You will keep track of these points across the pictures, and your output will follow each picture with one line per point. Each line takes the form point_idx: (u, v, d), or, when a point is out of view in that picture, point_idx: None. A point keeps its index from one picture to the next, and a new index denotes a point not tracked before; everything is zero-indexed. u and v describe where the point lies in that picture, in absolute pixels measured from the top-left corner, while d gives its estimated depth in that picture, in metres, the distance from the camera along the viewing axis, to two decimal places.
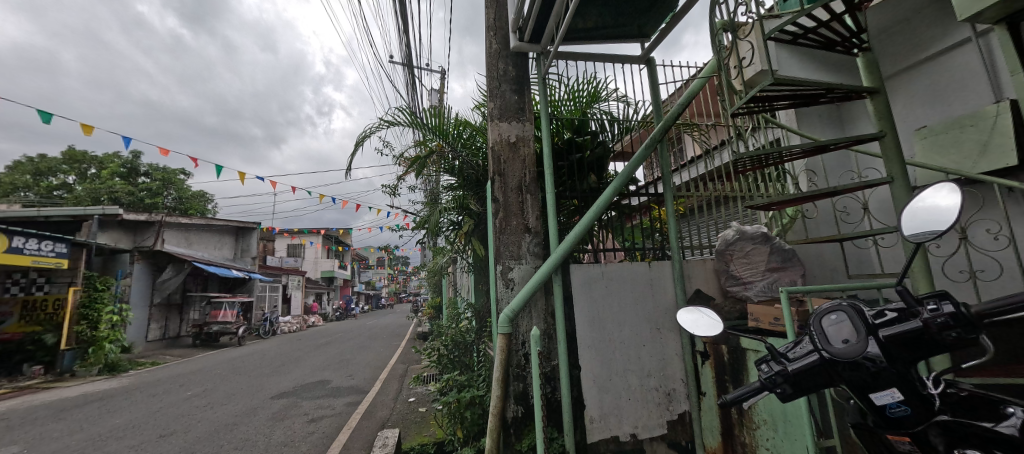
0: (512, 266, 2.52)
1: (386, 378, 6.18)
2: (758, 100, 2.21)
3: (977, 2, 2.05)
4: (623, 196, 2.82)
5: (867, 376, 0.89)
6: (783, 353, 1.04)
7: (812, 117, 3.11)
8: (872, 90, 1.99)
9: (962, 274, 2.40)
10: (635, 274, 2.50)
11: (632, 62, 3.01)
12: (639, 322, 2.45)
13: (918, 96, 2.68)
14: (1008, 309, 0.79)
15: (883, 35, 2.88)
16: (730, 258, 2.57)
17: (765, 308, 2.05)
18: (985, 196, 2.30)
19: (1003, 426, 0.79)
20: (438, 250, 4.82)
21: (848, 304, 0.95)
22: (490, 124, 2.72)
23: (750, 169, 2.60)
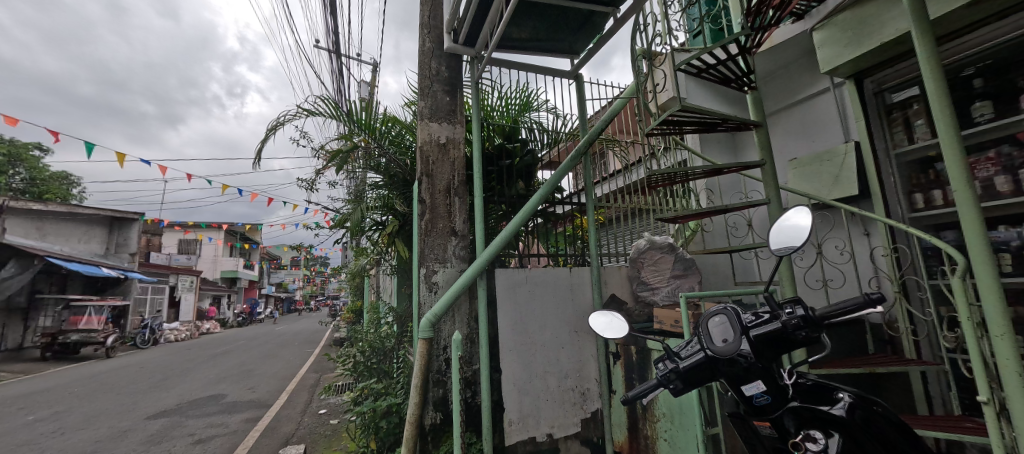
0: (437, 269, 2.47)
1: (294, 389, 5.66)
2: (669, 123, 2.44)
3: (835, 59, 2.49)
4: (549, 204, 2.93)
5: (741, 371, 1.02)
6: (677, 352, 1.16)
7: (713, 143, 3.52)
8: (756, 124, 2.33)
9: (816, 283, 2.89)
10: (557, 279, 2.60)
11: (562, 76, 3.16)
12: (558, 326, 2.55)
13: (793, 132, 3.17)
14: (842, 311, 0.97)
15: (769, 78, 3.36)
16: (641, 265, 2.80)
17: (668, 311, 2.26)
18: (835, 218, 2.79)
19: (836, 408, 0.97)
20: (359, 251, 4.56)
21: (728, 308, 1.08)
22: (419, 122, 2.65)
23: (660, 185, 2.85)
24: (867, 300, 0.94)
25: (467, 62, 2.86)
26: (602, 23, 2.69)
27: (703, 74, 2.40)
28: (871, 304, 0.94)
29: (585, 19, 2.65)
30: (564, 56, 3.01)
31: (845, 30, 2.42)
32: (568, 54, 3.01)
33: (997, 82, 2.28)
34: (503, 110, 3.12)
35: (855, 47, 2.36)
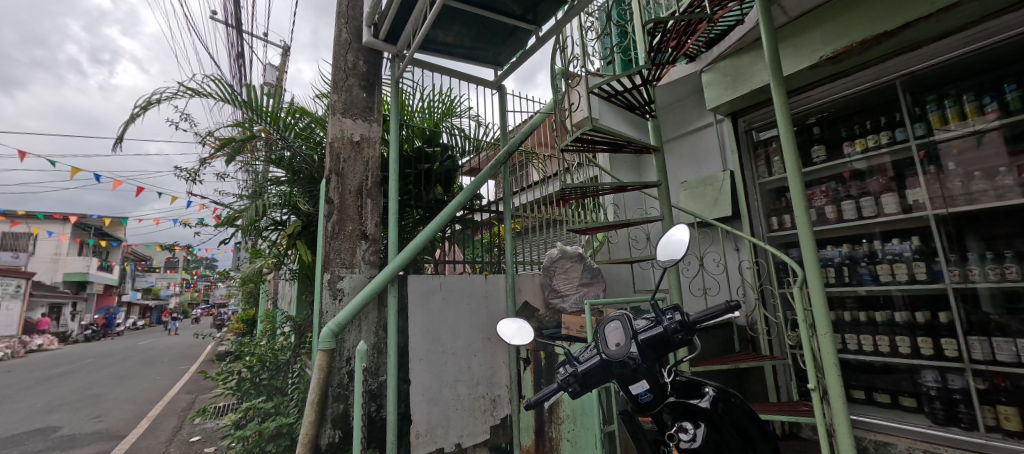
0: (343, 275, 2.30)
1: (158, 414, 4.79)
2: (583, 140, 2.61)
3: (717, 98, 2.90)
4: (468, 211, 2.93)
5: (629, 371, 1.12)
6: (576, 356, 1.26)
7: (620, 162, 3.85)
8: (655, 148, 2.61)
9: (698, 290, 3.31)
10: (471, 285, 2.60)
11: (485, 85, 3.21)
12: (471, 333, 2.54)
13: (684, 158, 3.60)
14: (710, 316, 1.12)
15: (666, 108, 3.78)
16: (553, 273, 2.93)
17: (575, 317, 2.40)
18: (713, 235, 3.22)
19: (703, 401, 1.11)
20: (253, 253, 4.06)
21: (621, 314, 1.19)
22: (331, 116, 2.46)
23: (572, 198, 3.02)
24: (728, 307, 1.10)
25: (388, 59, 2.76)
26: (525, 39, 2.79)
27: (612, 99, 2.63)
28: (731, 310, 1.10)
29: (509, 33, 2.72)
30: (488, 66, 3.06)
31: (726, 75, 2.84)
32: (492, 64, 3.07)
33: (832, 129, 2.90)
34: (425, 113, 3.06)
35: (733, 91, 2.78)
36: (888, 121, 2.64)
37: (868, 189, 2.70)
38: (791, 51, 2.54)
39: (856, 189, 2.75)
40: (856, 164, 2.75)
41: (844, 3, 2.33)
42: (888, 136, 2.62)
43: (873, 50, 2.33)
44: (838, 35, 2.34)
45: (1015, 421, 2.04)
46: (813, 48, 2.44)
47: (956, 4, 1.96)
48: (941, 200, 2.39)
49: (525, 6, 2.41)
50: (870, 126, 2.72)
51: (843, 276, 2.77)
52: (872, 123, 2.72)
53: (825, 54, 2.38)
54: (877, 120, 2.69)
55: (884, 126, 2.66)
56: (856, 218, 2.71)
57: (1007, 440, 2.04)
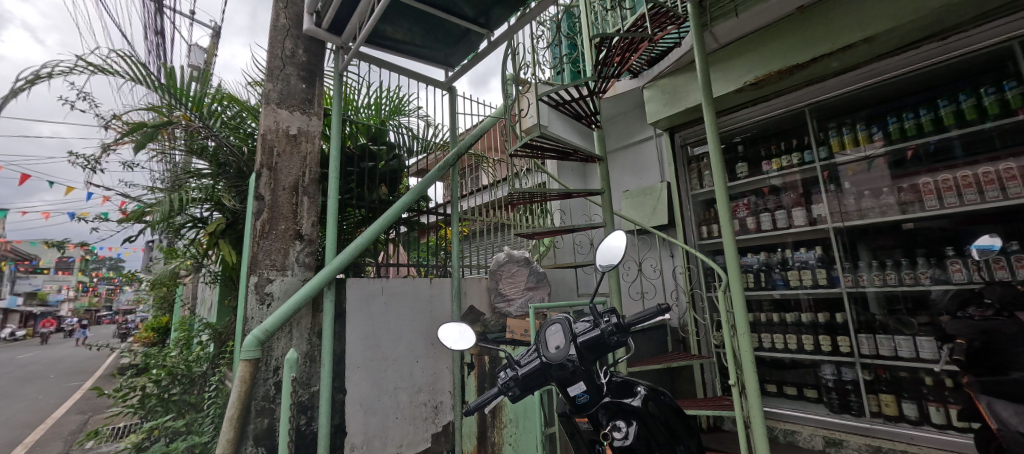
0: (273, 278, 2.12)
1: (38, 440, 4.11)
2: (532, 146, 2.66)
3: (657, 113, 3.09)
4: (415, 213, 2.84)
5: (567, 373, 1.14)
6: (517, 360, 1.27)
7: (567, 170, 3.97)
8: (599, 158, 2.72)
9: (636, 294, 3.48)
10: (415, 289, 2.53)
11: (435, 85, 3.15)
12: (413, 338, 2.47)
13: (626, 168, 3.80)
14: (642, 319, 1.18)
15: (611, 120, 3.97)
16: (499, 277, 2.94)
17: (519, 321, 2.43)
18: (650, 241, 3.42)
19: (635, 400, 1.14)
20: (167, 253, 3.64)
21: (562, 317, 1.21)
22: (264, 106, 2.27)
23: (520, 203, 3.04)
24: (659, 310, 1.16)
25: (331, 50, 2.61)
26: (477, 42, 2.79)
27: (561, 107, 2.70)
28: (662, 312, 1.16)
29: (462, 35, 2.70)
30: (439, 66, 3.02)
31: (665, 93, 3.04)
32: (443, 65, 3.03)
33: (753, 148, 3.21)
34: (371, 110, 2.94)
35: (671, 107, 2.98)
36: (798, 143, 2.99)
37: (782, 203, 3.01)
38: (721, 75, 2.77)
39: (773, 203, 3.06)
40: (773, 180, 3.06)
41: (765, 35, 2.60)
42: (798, 157, 2.96)
43: (788, 80, 2.61)
44: (760, 64, 2.59)
45: (892, 407, 2.41)
46: (738, 74, 2.69)
47: (852, 45, 2.26)
48: (839, 214, 2.74)
49: (477, 9, 2.41)
50: (784, 147, 3.06)
51: (760, 281, 3.04)
52: (785, 144, 3.05)
53: (749, 80, 2.63)
54: (790, 142, 3.03)
55: (795, 148, 3.00)
56: (772, 229, 3.00)
57: (887, 423, 2.39)
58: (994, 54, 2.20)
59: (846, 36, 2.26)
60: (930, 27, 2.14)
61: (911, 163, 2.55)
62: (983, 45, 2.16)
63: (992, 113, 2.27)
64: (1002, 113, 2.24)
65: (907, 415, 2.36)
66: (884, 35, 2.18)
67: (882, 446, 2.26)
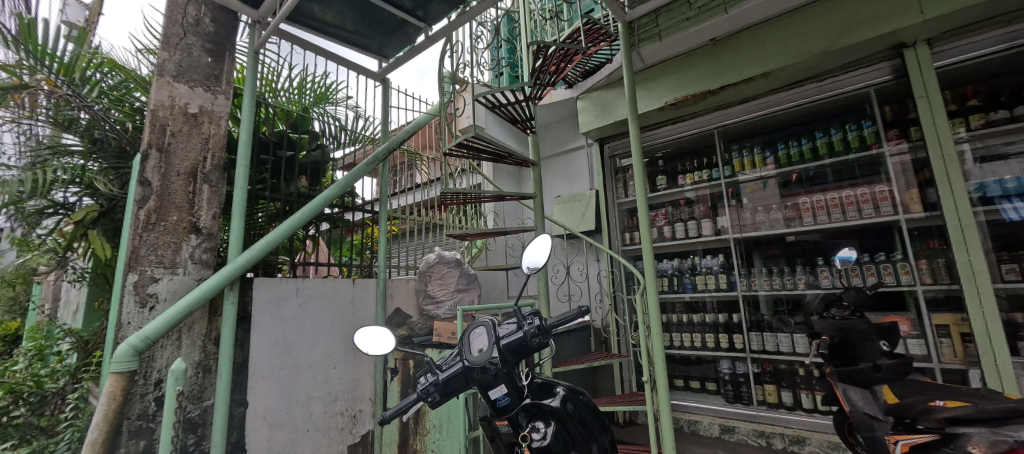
0: (159, 277, 1.84)
1: None
2: (467, 146, 2.62)
3: (589, 124, 3.23)
4: (340, 209, 2.65)
5: (489, 377, 1.14)
6: (439, 364, 1.24)
7: (502, 173, 4.01)
8: (533, 163, 2.78)
9: (563, 297, 3.61)
10: (335, 290, 2.37)
11: (367, 75, 2.99)
12: (331, 343, 2.30)
13: (559, 175, 3.95)
14: (563, 321, 1.20)
15: (546, 128, 4.09)
16: (429, 278, 2.86)
17: (447, 324, 2.40)
18: (578, 246, 3.58)
19: (553, 401, 1.15)
20: (17, 245, 2.98)
21: (486, 320, 1.21)
22: (156, 78, 1.96)
23: (453, 204, 2.99)
24: (580, 311, 1.20)
25: (245, 23, 2.34)
26: (414, 35, 2.69)
27: (497, 110, 2.70)
28: (582, 314, 1.19)
29: (398, 26, 2.59)
30: (372, 56, 2.87)
31: (596, 105, 3.20)
32: (376, 55, 2.88)
33: (671, 164, 3.50)
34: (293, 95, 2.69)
35: (601, 119, 3.15)
36: (708, 161, 3.32)
37: (694, 214, 3.32)
38: (645, 93, 2.98)
39: (686, 214, 3.36)
40: (687, 193, 3.36)
41: (683, 61, 2.84)
42: (708, 174, 3.28)
43: (701, 103, 2.89)
44: (679, 87, 2.84)
45: (772, 395, 2.78)
46: (661, 94, 2.92)
47: (753, 78, 2.57)
48: (738, 227, 3.09)
49: (415, 2, 2.32)
50: (696, 164, 3.38)
51: (672, 285, 3.31)
52: (698, 162, 3.37)
53: (669, 100, 2.87)
54: (701, 160, 3.35)
55: (705, 165, 3.33)
56: (685, 238, 3.30)
57: (769, 409, 2.74)
58: (856, 97, 2.65)
59: (748, 69, 2.57)
60: (810, 69, 2.51)
61: (795, 185, 2.96)
62: (848, 89, 2.60)
63: (853, 146, 2.73)
64: (861, 147, 2.71)
65: (785, 402, 2.73)
66: (778, 72, 2.51)
67: (765, 430, 2.59)
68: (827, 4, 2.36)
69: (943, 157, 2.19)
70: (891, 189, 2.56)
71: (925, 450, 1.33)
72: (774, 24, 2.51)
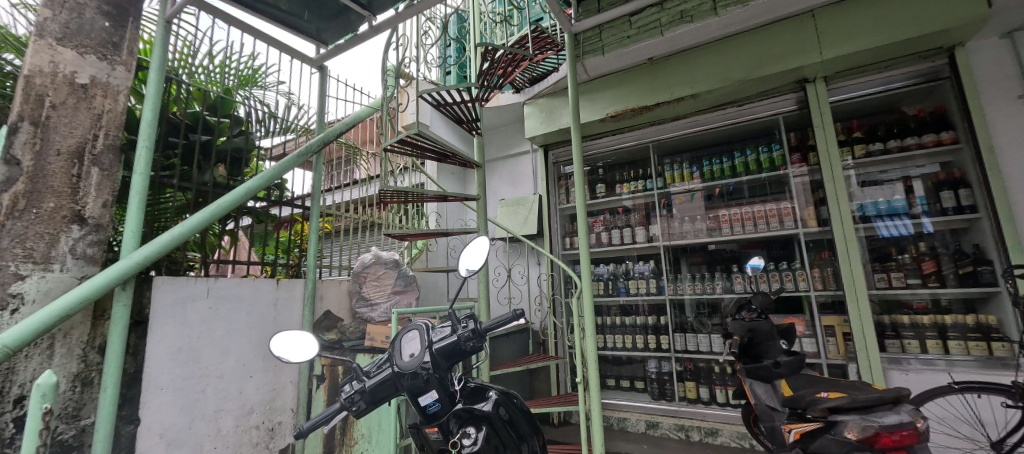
0: (27, 275, 1.54)
1: None
2: (409, 143, 2.54)
3: (534, 130, 3.29)
4: (266, 202, 2.44)
5: (420, 382, 1.10)
6: (366, 371, 1.18)
7: (447, 173, 3.95)
8: (477, 164, 2.76)
9: (504, 299, 3.63)
10: (255, 291, 2.17)
11: (303, 61, 2.79)
12: (248, 350, 2.10)
13: (503, 178, 3.98)
14: (498, 324, 1.20)
15: (493, 130, 4.11)
16: (364, 279, 2.73)
17: (380, 328, 2.31)
18: (520, 249, 3.63)
19: (485, 405, 1.14)
20: None
21: (419, 323, 1.18)
22: (33, 39, 1.66)
23: (393, 202, 2.87)
24: (515, 315, 1.20)
25: None
26: (357, 24, 2.56)
27: (442, 108, 2.65)
28: (517, 317, 1.20)
29: (339, 11, 2.44)
30: (310, 40, 2.69)
31: (542, 112, 3.27)
32: (314, 40, 2.70)
33: (610, 173, 3.67)
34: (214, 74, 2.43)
35: (546, 126, 3.22)
36: (643, 172, 3.52)
37: (629, 221, 3.51)
38: (588, 104, 3.10)
39: (622, 221, 3.55)
40: (624, 202, 3.55)
41: (624, 77, 3.00)
42: (643, 184, 3.48)
43: (638, 118, 3.06)
44: (619, 100, 2.99)
45: (691, 392, 3.01)
46: (602, 106, 3.05)
47: (684, 98, 2.78)
48: (667, 235, 3.32)
49: None
50: (633, 175, 3.57)
51: (607, 289, 3.47)
52: (634, 172, 3.57)
53: (610, 113, 3.01)
54: (637, 171, 3.56)
55: (641, 176, 3.54)
56: (621, 244, 3.48)
57: (689, 405, 2.96)
58: (768, 123, 2.97)
59: (680, 89, 2.77)
60: (732, 95, 2.77)
61: (716, 198, 3.25)
62: (762, 115, 2.90)
63: (765, 166, 3.04)
64: (771, 167, 3.03)
65: (702, 397, 2.97)
66: (705, 94, 2.74)
67: (685, 424, 2.79)
68: (747, 37, 2.62)
69: (833, 180, 2.52)
70: (793, 206, 2.90)
71: (812, 436, 1.49)
72: (703, 50, 2.74)
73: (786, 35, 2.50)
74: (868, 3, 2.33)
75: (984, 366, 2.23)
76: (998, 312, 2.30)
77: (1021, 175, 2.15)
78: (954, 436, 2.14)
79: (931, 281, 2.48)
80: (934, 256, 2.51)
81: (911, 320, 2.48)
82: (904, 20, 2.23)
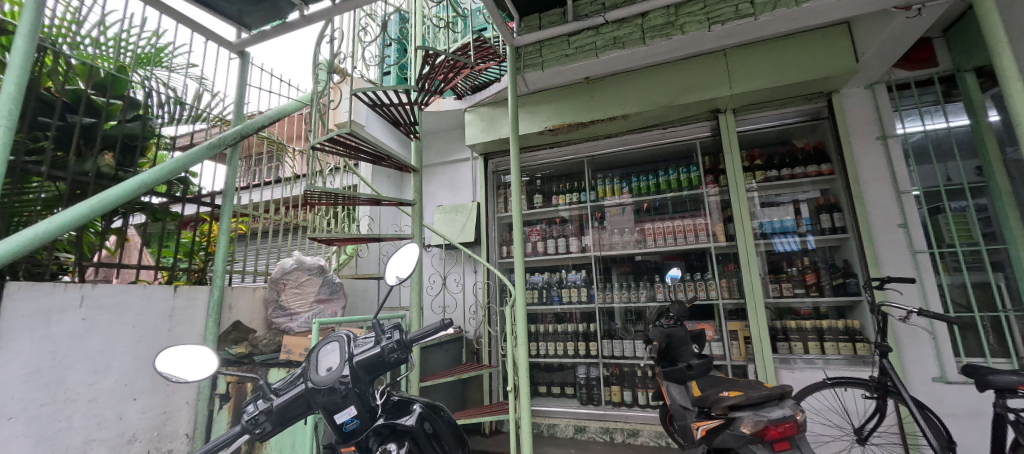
0: None
1: None
2: (340, 142, 2.40)
3: (475, 137, 3.28)
4: (166, 198, 2.15)
5: (337, 399, 1.03)
6: (275, 387, 1.08)
7: (382, 176, 3.80)
8: (414, 169, 2.68)
9: (438, 308, 3.55)
10: (145, 299, 1.89)
11: (220, 44, 2.53)
12: (132, 368, 1.82)
13: (442, 184, 3.92)
14: (426, 334, 1.16)
15: (433, 135, 4.04)
16: (282, 287, 2.51)
17: (298, 340, 2.14)
18: (456, 256, 3.59)
19: (409, 419, 1.09)
20: None
21: (339, 334, 1.11)
22: None
23: (320, 204, 2.68)
24: (443, 324, 1.17)
25: None
26: (285, 11, 2.38)
27: (378, 108, 2.54)
28: (445, 326, 1.17)
29: None
30: (230, 23, 2.45)
31: (482, 120, 3.29)
32: (234, 22, 2.46)
33: (547, 184, 3.79)
34: (105, 48, 2.10)
35: (486, 134, 3.24)
36: (578, 185, 3.69)
37: (564, 232, 3.65)
38: (527, 117, 3.18)
39: (556, 231, 3.68)
40: (559, 213, 3.67)
41: (561, 93, 3.12)
42: (577, 196, 3.64)
43: (574, 133, 3.21)
44: (557, 115, 3.10)
45: (616, 395, 3.17)
46: (540, 119, 3.15)
47: (615, 117, 2.97)
48: (599, 246, 3.49)
49: None
50: (568, 187, 3.73)
51: (540, 297, 3.56)
52: (570, 185, 3.73)
53: (548, 126, 3.11)
54: (572, 184, 3.72)
55: (575, 188, 3.70)
56: (555, 253, 3.59)
57: (614, 408, 3.11)
58: (687, 146, 3.27)
59: (612, 110, 2.96)
60: (657, 118, 3.01)
61: (642, 213, 3.49)
62: (682, 138, 3.19)
63: (684, 185, 3.33)
64: (689, 186, 3.32)
65: (625, 400, 3.13)
66: (634, 116, 2.95)
67: (610, 427, 2.92)
68: (671, 67, 2.87)
69: (739, 200, 2.84)
70: (706, 222, 3.21)
71: (715, 432, 1.63)
72: (633, 75, 2.95)
73: (702, 69, 2.79)
74: (769, 48, 2.67)
75: (851, 363, 2.62)
76: (861, 317, 2.73)
77: (878, 203, 2.58)
78: (827, 425, 2.47)
79: (812, 290, 2.88)
80: (815, 269, 2.93)
81: (797, 325, 2.85)
82: (795, 66, 2.59)
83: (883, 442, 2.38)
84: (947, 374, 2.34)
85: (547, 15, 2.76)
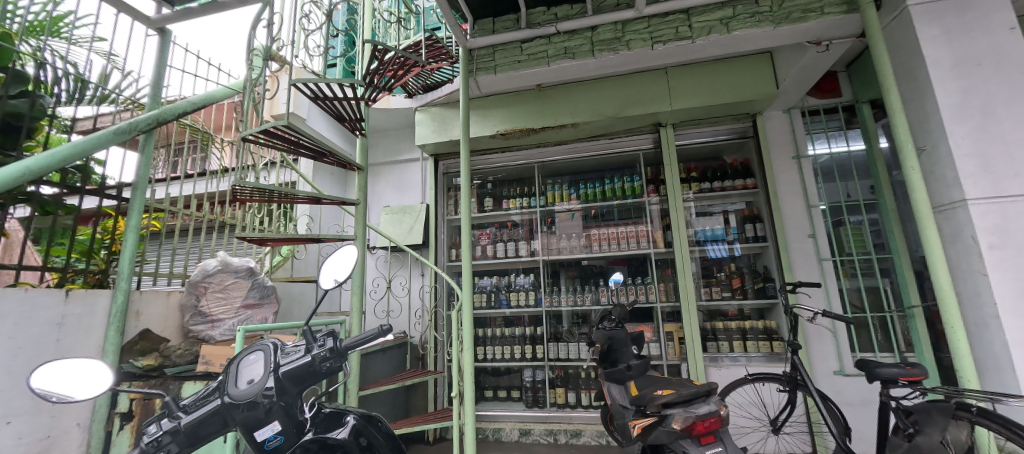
0: None
1: None
2: (276, 135, 2.23)
3: (425, 137, 3.21)
4: (60, 188, 1.86)
5: (257, 414, 0.94)
6: (184, 404, 0.97)
7: (324, 173, 3.60)
8: (359, 167, 2.56)
9: (382, 312, 3.41)
10: (27, 306, 1.63)
11: (137, 19, 2.26)
12: (7, 386, 1.55)
13: (389, 184, 3.79)
14: (363, 341, 1.10)
15: (381, 132, 3.90)
16: (203, 291, 2.27)
17: (220, 349, 1.95)
18: (402, 259, 3.48)
19: (339, 433, 1.02)
20: None
21: (263, 343, 1.02)
22: None
23: (252, 201, 2.47)
24: (381, 330, 1.11)
25: None
26: None
27: (320, 101, 2.40)
28: (384, 332, 1.12)
29: None
30: None
31: (433, 120, 3.22)
32: None
33: (498, 188, 3.80)
34: None
35: (437, 135, 3.18)
36: (528, 190, 3.74)
37: (513, 236, 3.67)
38: (479, 120, 3.17)
39: (506, 235, 3.70)
40: (509, 217, 3.69)
41: (513, 98, 3.15)
42: (527, 201, 3.69)
43: (525, 139, 3.25)
44: (509, 120, 3.12)
45: (560, 397, 3.23)
46: (492, 123, 3.15)
47: (565, 125, 3.05)
48: (547, 250, 3.55)
49: None
50: (518, 192, 3.76)
51: (489, 301, 3.56)
52: (520, 189, 3.77)
53: (500, 130, 3.12)
54: (523, 188, 3.76)
55: (525, 193, 3.74)
56: (504, 257, 3.60)
57: (558, 409, 3.16)
58: (631, 156, 3.44)
59: (562, 117, 3.03)
60: (605, 128, 3.14)
61: (589, 219, 3.61)
62: (627, 149, 3.35)
63: (628, 194, 3.50)
64: (632, 195, 3.50)
65: (569, 401, 3.20)
66: (583, 125, 3.05)
67: (554, 428, 2.96)
68: (618, 80, 3.00)
69: (676, 209, 3.03)
70: (647, 229, 3.39)
71: (649, 429, 1.70)
72: (583, 85, 3.05)
73: (646, 84, 2.94)
74: (706, 69, 2.88)
75: (768, 359, 2.88)
76: (778, 318, 3.02)
77: (792, 215, 2.88)
78: (747, 417, 2.70)
79: (738, 294, 3.14)
80: (740, 274, 3.19)
81: (724, 325, 3.09)
82: (726, 88, 2.82)
83: (793, 431, 2.64)
84: (844, 367, 2.66)
85: (501, 20, 2.77)
